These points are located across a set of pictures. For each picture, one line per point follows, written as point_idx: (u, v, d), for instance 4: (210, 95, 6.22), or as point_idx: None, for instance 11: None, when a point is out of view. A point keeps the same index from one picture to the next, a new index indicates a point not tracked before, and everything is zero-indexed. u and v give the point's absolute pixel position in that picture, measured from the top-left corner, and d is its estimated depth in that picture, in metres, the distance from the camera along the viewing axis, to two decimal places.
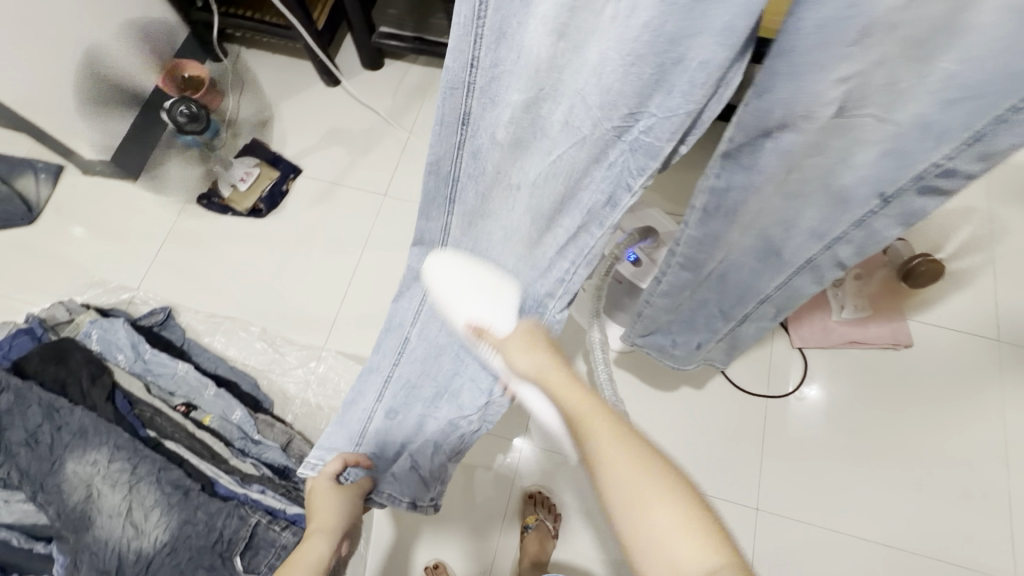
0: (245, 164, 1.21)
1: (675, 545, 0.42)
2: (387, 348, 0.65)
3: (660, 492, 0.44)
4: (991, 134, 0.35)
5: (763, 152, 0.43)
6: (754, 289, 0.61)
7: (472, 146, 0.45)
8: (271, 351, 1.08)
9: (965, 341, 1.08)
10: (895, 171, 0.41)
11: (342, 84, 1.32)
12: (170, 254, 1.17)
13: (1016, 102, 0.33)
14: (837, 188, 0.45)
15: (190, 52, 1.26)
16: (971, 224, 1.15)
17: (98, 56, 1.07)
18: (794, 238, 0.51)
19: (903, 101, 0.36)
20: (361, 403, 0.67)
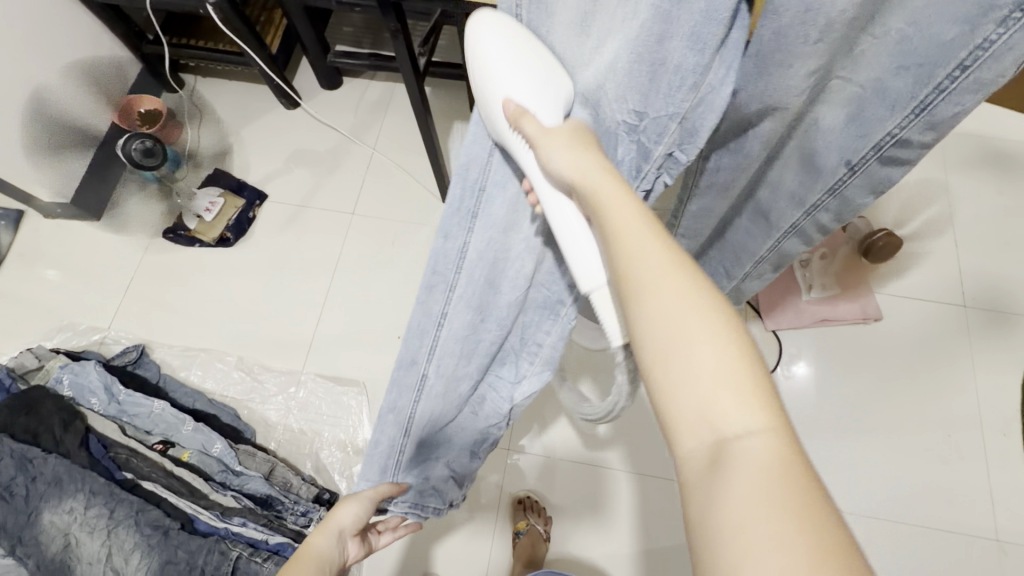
0: (209, 195, 1.19)
1: (725, 406, 0.29)
2: (402, 389, 0.53)
3: (716, 339, 0.30)
4: (936, 104, 0.38)
5: (748, 138, 0.49)
6: (749, 249, 0.64)
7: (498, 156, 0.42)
8: (250, 380, 1.08)
9: (932, 309, 1.10)
10: (857, 139, 0.44)
11: (302, 106, 1.32)
12: (140, 291, 1.16)
13: (954, 69, 0.36)
14: (809, 154, 0.48)
15: (146, 86, 1.26)
16: (927, 195, 1.18)
17: (48, 97, 1.06)
18: (778, 200, 0.55)
19: (862, 65, 0.39)
20: (387, 443, 0.60)
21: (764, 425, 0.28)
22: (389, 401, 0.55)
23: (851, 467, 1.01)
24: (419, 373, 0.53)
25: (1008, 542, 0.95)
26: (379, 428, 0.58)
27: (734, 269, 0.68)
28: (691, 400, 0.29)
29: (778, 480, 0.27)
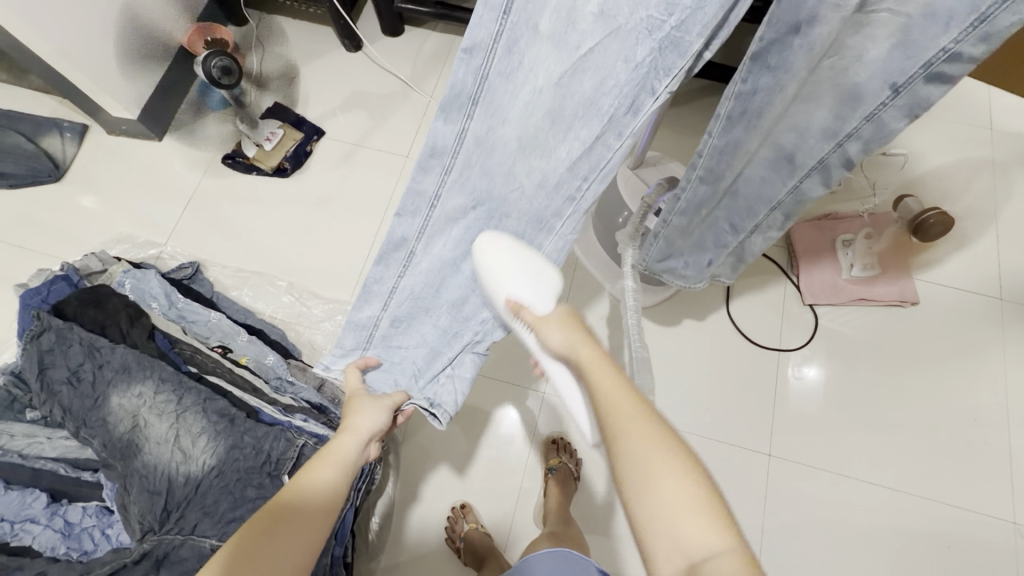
0: (270, 125, 1.23)
1: (688, 534, 0.45)
2: (392, 261, 0.65)
3: (677, 469, 0.48)
4: (995, 14, 0.42)
5: (793, 49, 0.49)
6: (765, 198, 0.67)
7: (507, 40, 0.46)
8: (299, 305, 1.11)
9: (969, 300, 1.12)
10: (904, 58, 0.48)
11: (363, 50, 1.34)
12: (197, 211, 1.19)
13: None
14: (848, 87, 0.52)
15: (214, 15, 1.29)
16: (973, 189, 1.20)
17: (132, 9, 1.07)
18: (807, 141, 0.58)
19: None
20: (367, 311, 0.71)
21: (724, 549, 0.44)
22: (380, 269, 0.66)
23: (877, 442, 1.03)
24: (409, 249, 0.64)
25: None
26: (365, 295, 0.69)
27: (742, 223, 0.72)
28: (665, 520, 0.46)
29: None
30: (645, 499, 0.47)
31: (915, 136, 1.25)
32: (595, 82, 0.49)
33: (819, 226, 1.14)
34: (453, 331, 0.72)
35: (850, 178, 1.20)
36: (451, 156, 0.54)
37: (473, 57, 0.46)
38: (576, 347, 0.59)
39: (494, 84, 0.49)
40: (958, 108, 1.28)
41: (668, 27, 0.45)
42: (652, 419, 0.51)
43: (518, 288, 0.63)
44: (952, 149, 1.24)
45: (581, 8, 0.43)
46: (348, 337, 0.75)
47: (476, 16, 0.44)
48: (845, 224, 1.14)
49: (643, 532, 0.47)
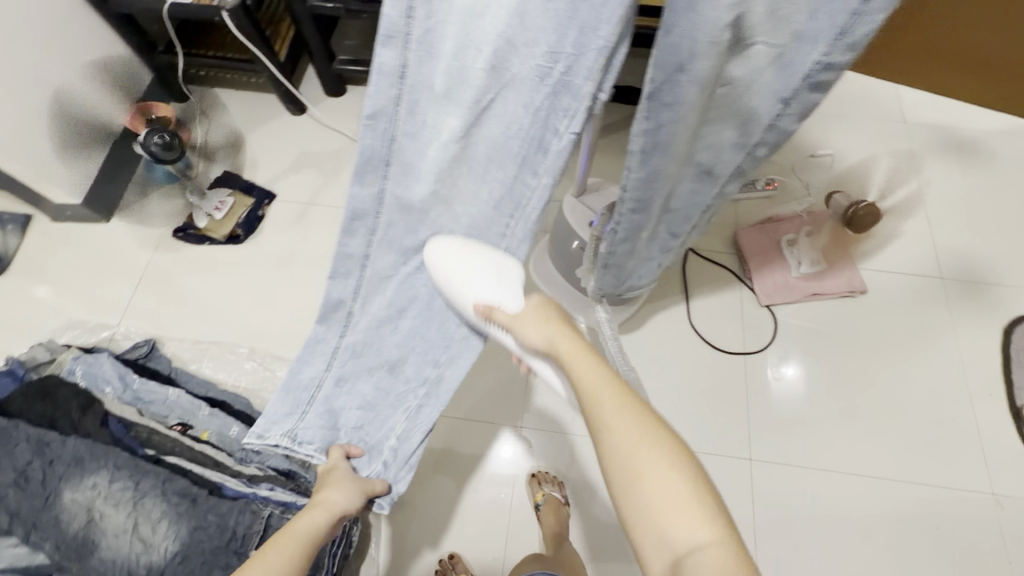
0: (219, 195, 1.23)
1: (676, 526, 0.50)
2: (333, 321, 0.69)
3: (665, 463, 0.52)
4: (853, 27, 0.45)
5: (682, 85, 0.50)
6: (698, 205, 0.73)
7: (408, 100, 0.53)
8: (262, 370, 1.09)
9: (914, 282, 1.17)
10: (787, 78, 0.52)
11: (308, 112, 1.38)
12: (151, 287, 1.17)
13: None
14: (745, 108, 0.57)
15: (155, 93, 1.31)
16: (898, 179, 1.28)
17: (67, 97, 1.07)
18: (723, 154, 0.64)
19: (782, 24, 0.47)
20: (309, 373, 0.71)
21: (709, 541, 0.49)
22: (323, 328, 0.69)
23: (851, 431, 1.05)
24: (347, 310, 0.69)
25: (1003, 496, 1.00)
26: (307, 356, 0.70)
27: (680, 230, 0.78)
28: (646, 505, 0.51)
29: None
30: (635, 494, 0.52)
31: (839, 137, 1.33)
32: (502, 125, 0.56)
33: (763, 228, 1.20)
34: (392, 399, 0.75)
35: (785, 182, 1.26)
36: (377, 208, 0.60)
37: (377, 120, 0.53)
38: (555, 343, 0.62)
39: (404, 143, 0.56)
40: (873, 106, 1.38)
41: (556, 74, 0.50)
42: (640, 414, 0.55)
43: (484, 291, 0.66)
44: (874, 145, 1.32)
45: (470, 66, 0.50)
46: (284, 403, 0.71)
47: (373, 84, 0.51)
48: (786, 224, 1.19)
49: (637, 529, 0.51)
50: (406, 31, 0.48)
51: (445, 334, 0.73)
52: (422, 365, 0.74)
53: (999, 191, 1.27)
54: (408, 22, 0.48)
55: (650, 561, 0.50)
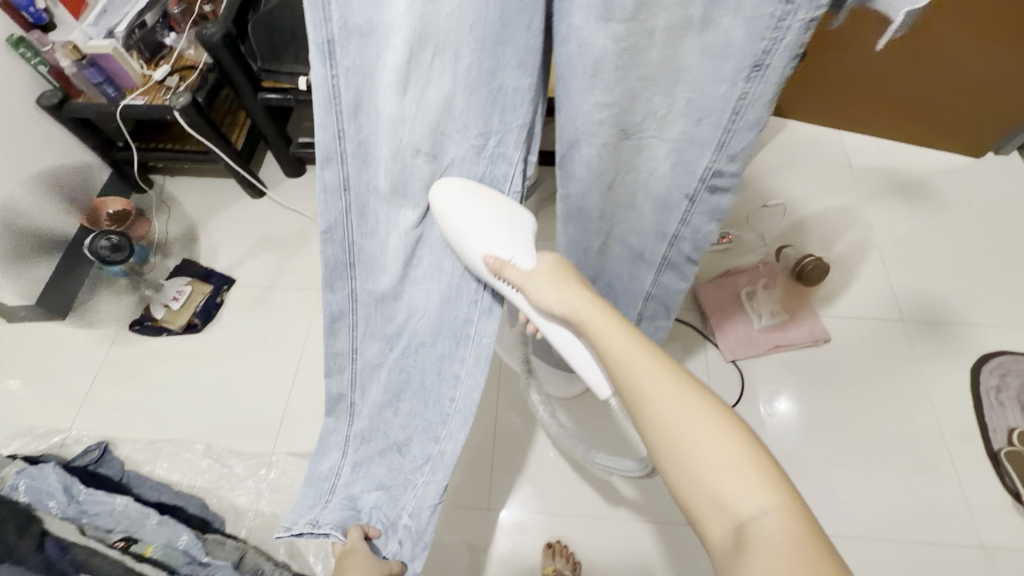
0: (177, 284, 1.23)
1: (738, 496, 0.42)
2: (341, 412, 0.72)
3: (711, 427, 0.45)
4: (729, 140, 0.49)
5: (575, 163, 0.57)
6: (637, 290, 0.74)
7: (358, 207, 0.53)
8: (218, 467, 1.05)
9: (875, 326, 1.17)
10: (686, 176, 0.55)
11: (267, 194, 1.40)
12: (105, 386, 1.15)
13: (732, 109, 0.47)
14: (657, 197, 0.59)
15: (114, 188, 1.33)
16: (850, 223, 1.30)
17: (12, 215, 1.08)
18: (649, 241, 0.65)
19: (666, 125, 0.51)
20: (327, 462, 0.75)
21: (775, 507, 0.41)
22: (333, 420, 0.73)
23: (829, 488, 1.02)
24: (349, 401, 0.71)
25: (993, 548, 0.96)
26: (324, 448, 0.75)
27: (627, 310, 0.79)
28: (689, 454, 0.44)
29: (804, 552, 0.38)
30: (683, 465, 0.44)
31: (786, 185, 1.36)
32: None
33: (721, 283, 1.20)
34: (403, 478, 0.77)
35: (739, 234, 1.28)
36: (356, 311, 0.62)
37: (333, 233, 0.54)
38: (575, 309, 0.55)
39: (363, 244, 0.56)
40: (818, 153, 1.42)
41: (491, 146, 0.53)
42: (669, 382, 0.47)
43: (496, 241, 0.56)
44: (822, 191, 1.35)
45: (411, 161, 0.51)
46: (306, 496, 0.75)
47: (321, 203, 0.51)
48: (743, 277, 1.20)
49: (687, 497, 0.44)
50: (340, 150, 0.48)
51: (442, 410, 0.71)
52: (426, 443, 0.74)
53: (948, 227, 1.30)
54: (340, 142, 0.48)
55: (713, 540, 0.42)
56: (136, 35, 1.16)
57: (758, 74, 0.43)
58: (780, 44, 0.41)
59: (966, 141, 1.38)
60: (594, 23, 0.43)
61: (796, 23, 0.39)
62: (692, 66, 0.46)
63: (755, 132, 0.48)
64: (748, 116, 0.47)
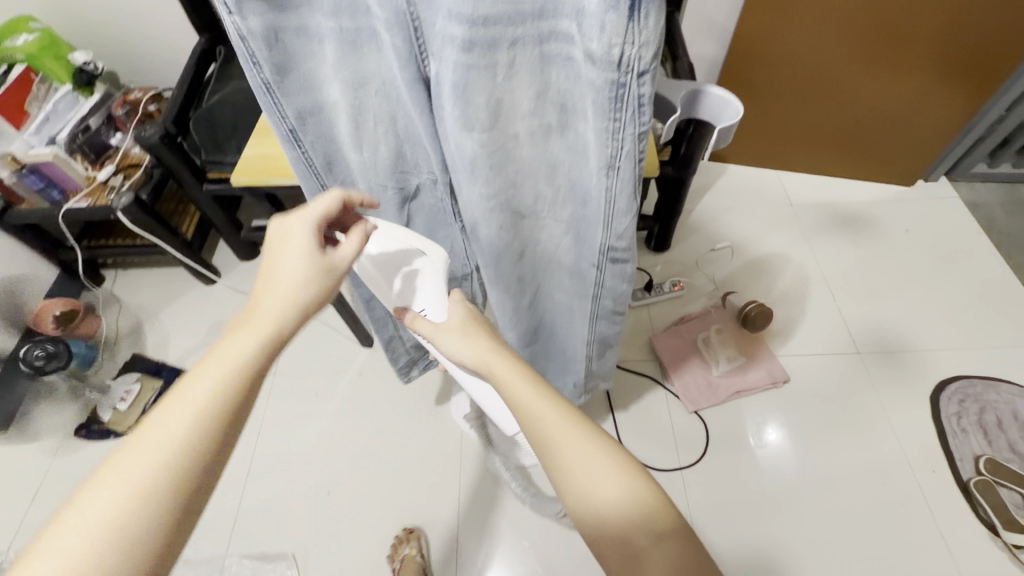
0: (125, 383, 1.20)
1: (637, 533, 0.42)
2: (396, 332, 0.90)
3: (612, 467, 0.44)
4: (611, 226, 0.49)
5: (479, 240, 0.57)
6: (572, 339, 0.74)
7: None
8: None
9: (831, 361, 1.18)
10: (584, 249, 0.56)
11: (221, 279, 1.39)
12: (48, 499, 1.09)
13: (604, 202, 0.47)
14: (568, 264, 0.60)
15: (63, 288, 1.31)
16: (796, 258, 1.33)
17: None
18: (569, 299, 0.66)
19: (555, 208, 0.53)
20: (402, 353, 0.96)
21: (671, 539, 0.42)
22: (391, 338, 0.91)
23: (805, 537, 0.99)
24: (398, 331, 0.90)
25: None
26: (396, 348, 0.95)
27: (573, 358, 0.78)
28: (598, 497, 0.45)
29: None
30: (585, 507, 0.44)
31: (732, 227, 1.40)
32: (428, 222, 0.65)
33: (677, 330, 1.21)
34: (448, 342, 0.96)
35: (690, 279, 1.31)
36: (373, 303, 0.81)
37: None
38: (480, 355, 0.54)
39: None
40: (759, 193, 1.47)
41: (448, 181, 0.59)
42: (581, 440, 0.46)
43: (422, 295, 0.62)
44: (767, 229, 1.39)
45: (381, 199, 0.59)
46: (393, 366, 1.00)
47: None
48: (698, 322, 1.21)
49: (591, 537, 0.44)
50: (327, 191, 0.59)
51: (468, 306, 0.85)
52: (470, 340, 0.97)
53: (890, 256, 1.33)
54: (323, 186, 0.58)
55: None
56: (79, 138, 1.18)
57: (612, 174, 0.44)
58: (623, 151, 0.42)
59: (897, 172, 1.44)
60: (461, 130, 0.44)
61: (628, 135, 0.40)
62: (563, 157, 0.47)
63: (631, 220, 0.48)
64: (618, 208, 0.47)
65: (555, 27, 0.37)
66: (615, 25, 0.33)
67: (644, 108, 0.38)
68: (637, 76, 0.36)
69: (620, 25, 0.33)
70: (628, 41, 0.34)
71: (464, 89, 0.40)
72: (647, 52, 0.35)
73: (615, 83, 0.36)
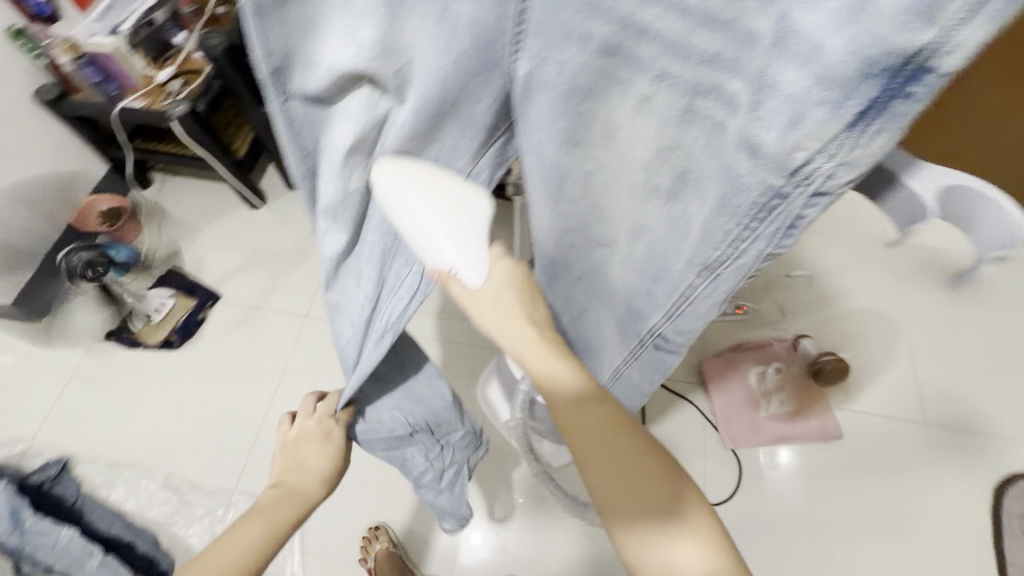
0: (160, 296, 1.19)
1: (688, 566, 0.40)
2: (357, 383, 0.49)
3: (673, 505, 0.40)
4: (669, 327, 0.44)
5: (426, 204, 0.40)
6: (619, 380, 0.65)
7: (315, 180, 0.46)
8: (175, 500, 1.01)
9: (894, 427, 1.08)
10: (630, 331, 0.50)
11: (266, 206, 1.34)
12: (77, 392, 1.12)
13: (669, 306, 0.42)
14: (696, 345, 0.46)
15: (111, 185, 1.29)
16: (878, 305, 1.20)
17: None
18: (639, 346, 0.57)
19: (629, 277, 0.47)
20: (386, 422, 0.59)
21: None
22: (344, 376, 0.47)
23: None
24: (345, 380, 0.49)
25: None
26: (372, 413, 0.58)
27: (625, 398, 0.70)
28: (654, 539, 0.40)
29: None
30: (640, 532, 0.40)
31: (815, 255, 1.26)
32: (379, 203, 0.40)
33: (730, 359, 1.13)
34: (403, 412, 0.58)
35: (757, 305, 1.19)
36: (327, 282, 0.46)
37: None
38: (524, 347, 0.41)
39: None
40: (858, 221, 1.30)
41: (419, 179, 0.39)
42: (513, 283, 0.41)
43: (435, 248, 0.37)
44: (852, 263, 1.25)
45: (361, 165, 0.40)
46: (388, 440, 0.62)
47: None
48: (755, 355, 1.12)
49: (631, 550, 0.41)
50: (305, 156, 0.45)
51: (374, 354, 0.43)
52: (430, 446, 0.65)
53: (988, 324, 1.19)
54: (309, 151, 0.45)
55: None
56: (142, 33, 1.09)
57: (705, 281, 0.36)
58: (733, 264, 0.34)
59: None
60: (541, 147, 0.36)
61: (753, 252, 0.32)
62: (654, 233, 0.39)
63: (696, 326, 0.42)
64: (694, 314, 0.41)
65: (719, 79, 0.27)
66: (819, 125, 0.24)
67: (793, 231, 0.30)
68: (811, 194, 0.27)
69: (831, 130, 0.24)
70: (825, 152, 0.25)
71: (568, 90, 0.31)
72: (845, 175, 0.26)
73: (776, 192, 0.28)
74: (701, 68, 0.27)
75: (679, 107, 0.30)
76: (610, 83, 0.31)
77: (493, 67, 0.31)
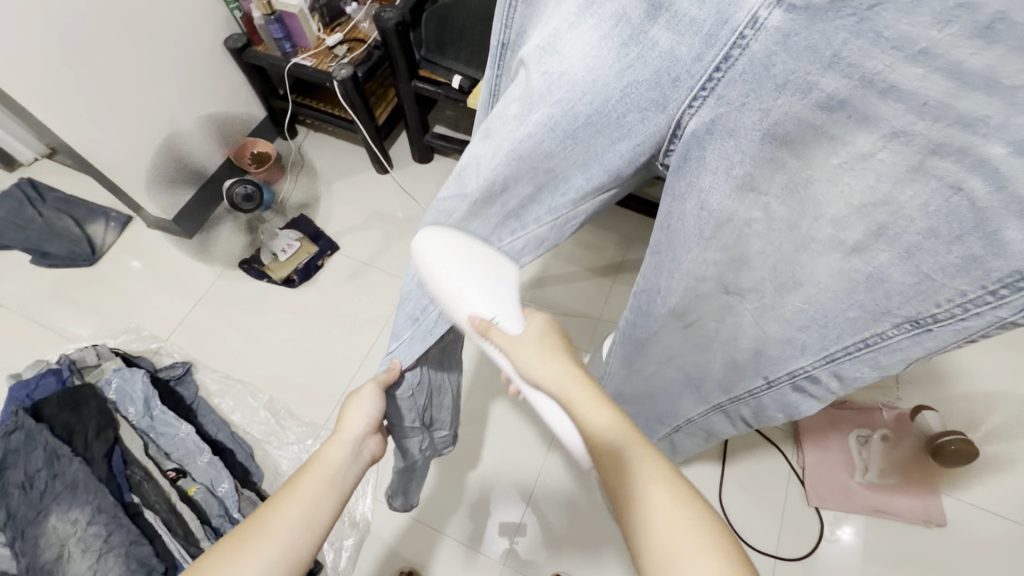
0: (288, 237, 1.29)
1: None
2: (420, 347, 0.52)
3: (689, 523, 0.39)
4: (840, 360, 0.42)
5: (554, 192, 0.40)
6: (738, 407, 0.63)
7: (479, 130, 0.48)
8: (273, 422, 1.11)
9: (1011, 531, 0.97)
10: (773, 364, 0.48)
11: (392, 173, 1.42)
12: (207, 308, 1.25)
13: (846, 346, 0.41)
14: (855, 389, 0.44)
15: (265, 131, 1.43)
16: (1014, 393, 1.08)
17: (173, 146, 1.20)
18: None
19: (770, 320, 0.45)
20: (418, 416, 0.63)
21: None
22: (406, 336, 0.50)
23: None
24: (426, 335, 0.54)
25: None
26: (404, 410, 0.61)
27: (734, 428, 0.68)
28: (672, 571, 0.38)
29: None
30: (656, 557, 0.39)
31: None
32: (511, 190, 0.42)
33: (832, 414, 1.06)
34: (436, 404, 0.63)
35: None
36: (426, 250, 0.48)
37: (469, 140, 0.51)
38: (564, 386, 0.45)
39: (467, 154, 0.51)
40: None
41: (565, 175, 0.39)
42: (556, 339, 0.48)
43: (483, 300, 0.41)
44: (990, 342, 1.13)
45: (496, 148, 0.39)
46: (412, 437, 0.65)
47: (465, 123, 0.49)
48: (861, 415, 1.06)
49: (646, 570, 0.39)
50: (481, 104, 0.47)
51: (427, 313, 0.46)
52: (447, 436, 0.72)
53: None
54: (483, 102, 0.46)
55: None
56: None
57: (912, 330, 0.36)
58: (956, 322, 0.34)
59: None
60: (736, 189, 0.37)
61: (990, 316, 0.32)
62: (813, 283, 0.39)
63: (873, 371, 0.41)
64: (880, 358, 0.40)
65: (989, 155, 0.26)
66: None
67: None
68: None
69: None
70: None
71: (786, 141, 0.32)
72: None
73: None
74: (962, 151, 0.27)
75: (906, 168, 0.30)
76: (821, 137, 0.31)
77: (663, 107, 0.33)
